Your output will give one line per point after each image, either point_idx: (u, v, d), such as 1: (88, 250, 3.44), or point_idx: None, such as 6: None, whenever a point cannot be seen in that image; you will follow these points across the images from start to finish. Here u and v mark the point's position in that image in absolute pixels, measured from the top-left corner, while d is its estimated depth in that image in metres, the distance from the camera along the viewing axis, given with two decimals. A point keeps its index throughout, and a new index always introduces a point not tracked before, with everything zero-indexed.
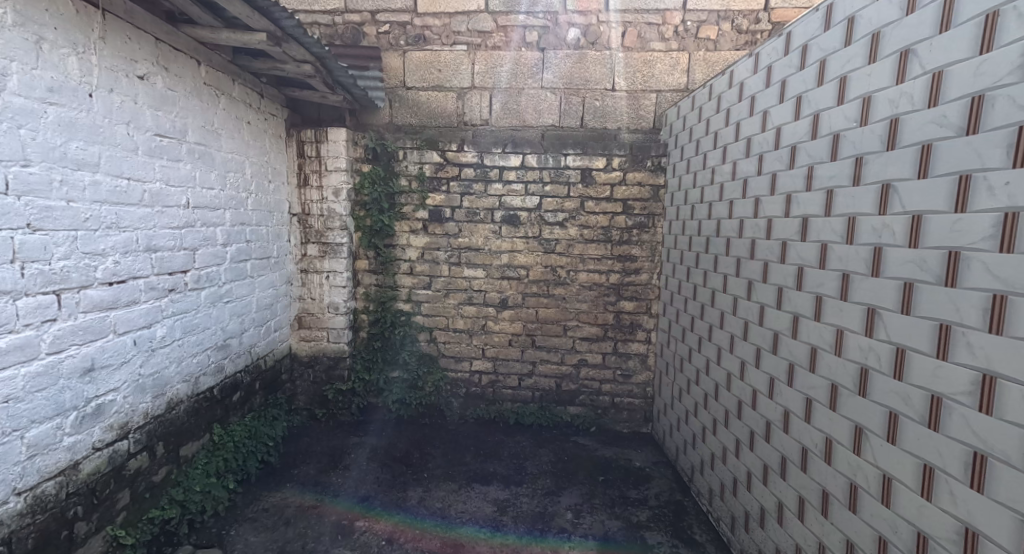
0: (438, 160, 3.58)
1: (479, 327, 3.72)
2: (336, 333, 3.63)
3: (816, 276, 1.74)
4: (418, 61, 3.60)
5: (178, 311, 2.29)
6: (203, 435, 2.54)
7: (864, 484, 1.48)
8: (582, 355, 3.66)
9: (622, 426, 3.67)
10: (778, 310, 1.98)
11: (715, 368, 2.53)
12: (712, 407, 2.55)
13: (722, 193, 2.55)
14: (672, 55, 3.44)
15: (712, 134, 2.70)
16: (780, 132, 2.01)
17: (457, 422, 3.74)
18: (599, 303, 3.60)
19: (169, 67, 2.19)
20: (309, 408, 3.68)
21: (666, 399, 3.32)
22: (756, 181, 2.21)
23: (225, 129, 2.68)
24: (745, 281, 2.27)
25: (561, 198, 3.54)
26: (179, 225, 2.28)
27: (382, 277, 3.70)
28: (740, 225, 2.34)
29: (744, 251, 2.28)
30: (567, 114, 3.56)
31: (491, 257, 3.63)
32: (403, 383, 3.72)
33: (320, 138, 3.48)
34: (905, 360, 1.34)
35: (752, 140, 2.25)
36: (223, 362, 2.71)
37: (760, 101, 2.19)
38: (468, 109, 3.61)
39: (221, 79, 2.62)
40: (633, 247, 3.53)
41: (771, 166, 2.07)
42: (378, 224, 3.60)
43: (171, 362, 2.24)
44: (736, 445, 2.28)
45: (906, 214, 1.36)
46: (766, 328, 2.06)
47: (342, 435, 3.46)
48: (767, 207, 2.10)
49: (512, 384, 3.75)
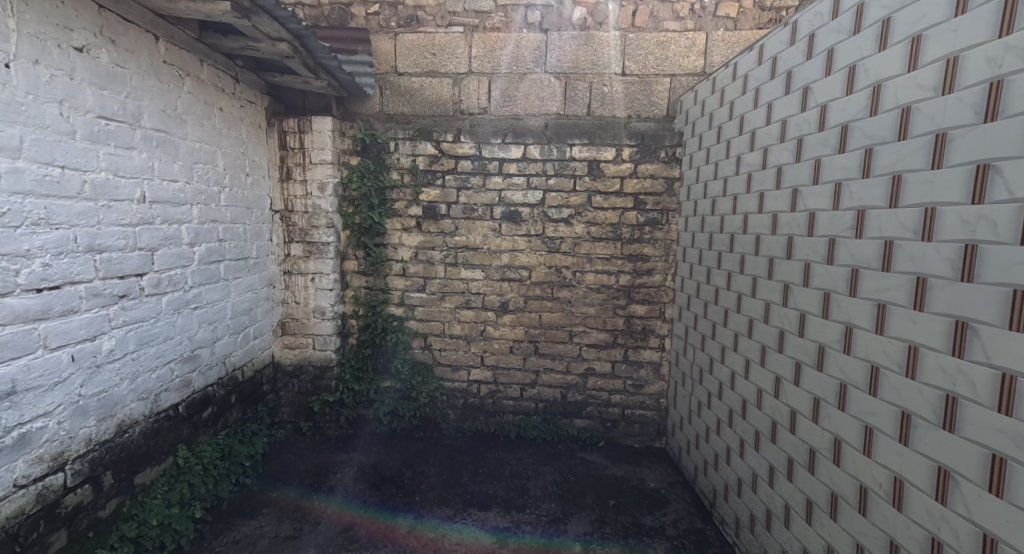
0: (433, 152, 3.30)
1: (478, 333, 3.43)
2: (323, 340, 3.35)
3: (877, 280, 1.44)
4: (410, 45, 3.31)
5: (133, 321, 2.02)
6: (166, 459, 2.27)
7: (952, 541, 1.19)
8: (590, 363, 3.37)
9: (633, 441, 3.38)
10: (823, 320, 1.69)
11: (743, 383, 2.24)
12: (739, 428, 2.26)
13: (750, 185, 2.25)
14: (688, 35, 3.14)
15: (737, 119, 2.41)
16: (826, 110, 1.71)
17: (454, 436, 3.45)
18: (608, 306, 3.31)
19: (118, 40, 1.92)
20: (295, 421, 3.41)
21: (682, 413, 3.03)
22: (794, 170, 1.91)
23: (192, 116, 2.40)
24: (780, 284, 1.97)
25: (567, 193, 3.26)
26: (132, 221, 2.00)
27: (372, 279, 3.42)
28: (773, 221, 2.05)
29: (780, 250, 1.98)
30: (572, 101, 3.25)
31: (490, 257, 3.35)
32: (396, 393, 3.44)
33: (303, 128, 3.20)
34: (1016, 391, 1.05)
35: (788, 122, 1.95)
36: (191, 376, 2.43)
37: (797, 78, 1.89)
38: (466, 96, 3.31)
39: (187, 59, 2.35)
40: (645, 246, 3.24)
41: (814, 151, 1.77)
42: (367, 221, 3.32)
43: (124, 380, 1.97)
44: (770, 473, 1.99)
45: (1015, 203, 1.07)
46: (808, 340, 1.77)
47: (328, 452, 3.18)
48: (808, 200, 1.81)
49: (514, 394, 3.46)
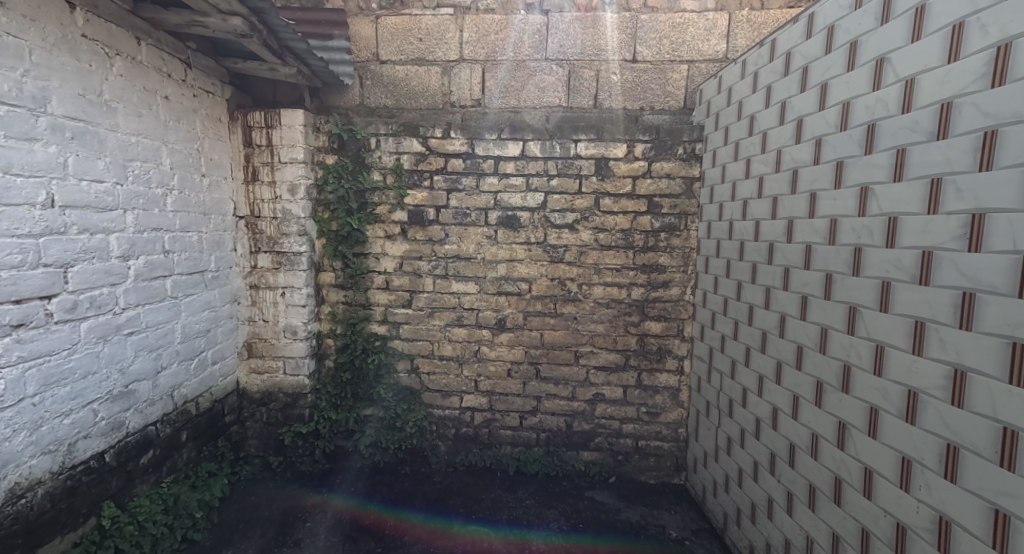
0: (420, 149, 2.91)
1: (471, 354, 3.03)
2: (295, 364, 2.94)
3: (1012, 309, 1.08)
4: (393, 29, 2.92)
5: (34, 356, 1.62)
6: (85, 521, 1.86)
7: None
8: (598, 389, 2.97)
9: (648, 476, 2.98)
10: (914, 357, 1.30)
11: (790, 424, 1.86)
12: (785, 477, 1.89)
13: (796, 185, 1.87)
14: (709, 16, 2.75)
15: (775, 107, 2.02)
16: (914, 84, 1.34)
17: (444, 471, 3.04)
18: (619, 323, 2.91)
19: (10, 3, 1.53)
20: (263, 455, 2.99)
21: (707, 448, 2.63)
22: (862, 164, 1.53)
23: (126, 103, 2.00)
24: (844, 305, 1.59)
25: (571, 196, 2.86)
26: (32, 231, 1.61)
27: (352, 293, 3.02)
28: (831, 227, 1.66)
29: (841, 264, 1.61)
30: (576, 91, 2.87)
31: (485, 268, 2.95)
32: (379, 422, 3.04)
33: (271, 122, 2.80)
34: None
35: (854, 105, 1.57)
36: (124, 416, 2.02)
37: (865, 51, 1.52)
38: (457, 86, 2.93)
39: (117, 35, 1.96)
40: (661, 255, 2.85)
41: (896, 138, 1.39)
42: (345, 228, 2.93)
43: (17, 431, 1.57)
44: (836, 542, 1.60)
45: None
46: (889, 381, 1.39)
47: (300, 493, 2.77)
48: (885, 202, 1.43)
49: (512, 424, 3.06)
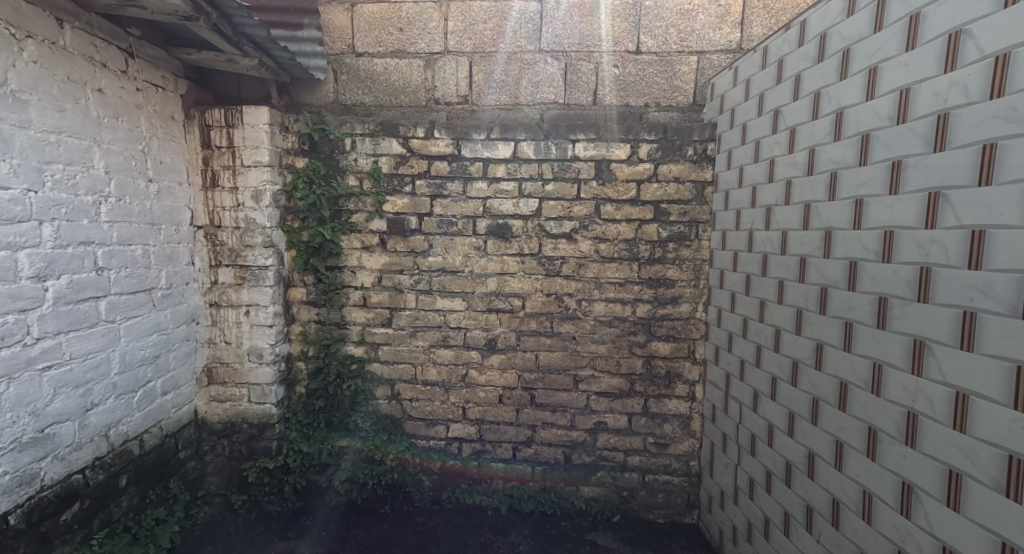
0: (399, 151, 2.61)
1: (459, 379, 2.72)
2: (261, 392, 2.62)
3: None
4: (370, 18, 2.63)
5: None
6: None
7: None
8: (600, 417, 2.66)
9: (657, 514, 2.66)
10: (1017, 415, 1.01)
11: (831, 475, 1.56)
12: (827, 539, 1.59)
13: (836, 189, 1.57)
14: (720, 2, 2.47)
15: (806, 100, 1.73)
16: (1009, 62, 1.05)
17: (428, 509, 2.70)
18: (622, 344, 2.61)
19: None
20: (225, 493, 2.66)
21: (724, 488, 2.33)
22: (930, 164, 1.23)
23: (41, 95, 1.71)
24: (905, 338, 1.29)
25: (569, 202, 2.56)
26: None
27: (325, 311, 2.70)
28: (885, 242, 1.37)
29: (901, 288, 1.31)
30: (573, 86, 2.57)
31: (473, 282, 2.65)
32: (355, 455, 2.72)
33: (231, 121, 2.49)
34: None
35: (916, 92, 1.27)
36: (37, 468, 1.73)
37: (934, 24, 1.23)
38: (441, 81, 2.63)
39: (29, 14, 1.66)
40: (670, 268, 2.55)
41: (984, 131, 1.10)
42: (316, 239, 2.62)
43: None
44: None
45: None
46: (979, 440, 1.09)
47: (264, 540, 2.43)
48: (966, 212, 1.13)
49: (504, 456, 2.75)
